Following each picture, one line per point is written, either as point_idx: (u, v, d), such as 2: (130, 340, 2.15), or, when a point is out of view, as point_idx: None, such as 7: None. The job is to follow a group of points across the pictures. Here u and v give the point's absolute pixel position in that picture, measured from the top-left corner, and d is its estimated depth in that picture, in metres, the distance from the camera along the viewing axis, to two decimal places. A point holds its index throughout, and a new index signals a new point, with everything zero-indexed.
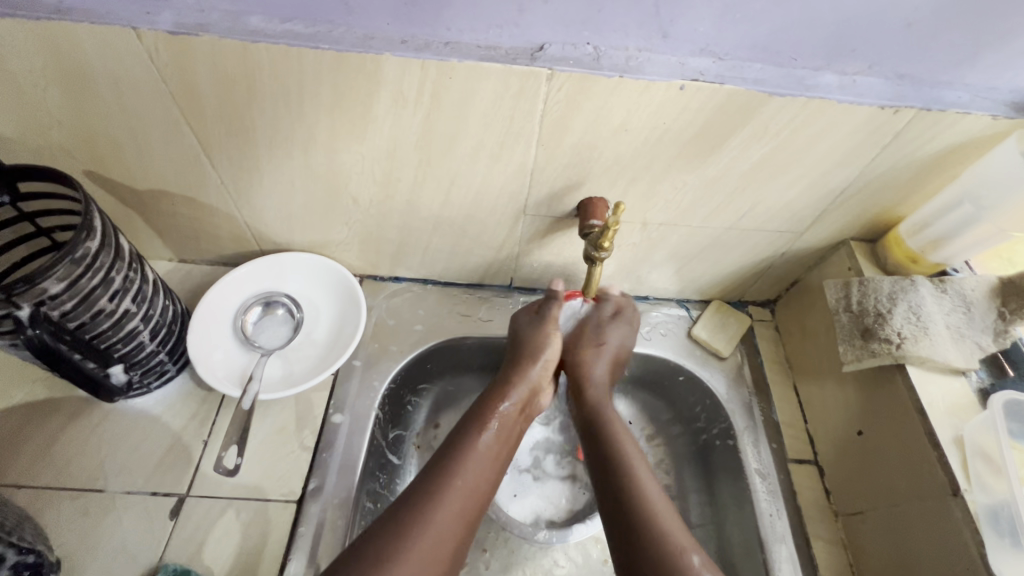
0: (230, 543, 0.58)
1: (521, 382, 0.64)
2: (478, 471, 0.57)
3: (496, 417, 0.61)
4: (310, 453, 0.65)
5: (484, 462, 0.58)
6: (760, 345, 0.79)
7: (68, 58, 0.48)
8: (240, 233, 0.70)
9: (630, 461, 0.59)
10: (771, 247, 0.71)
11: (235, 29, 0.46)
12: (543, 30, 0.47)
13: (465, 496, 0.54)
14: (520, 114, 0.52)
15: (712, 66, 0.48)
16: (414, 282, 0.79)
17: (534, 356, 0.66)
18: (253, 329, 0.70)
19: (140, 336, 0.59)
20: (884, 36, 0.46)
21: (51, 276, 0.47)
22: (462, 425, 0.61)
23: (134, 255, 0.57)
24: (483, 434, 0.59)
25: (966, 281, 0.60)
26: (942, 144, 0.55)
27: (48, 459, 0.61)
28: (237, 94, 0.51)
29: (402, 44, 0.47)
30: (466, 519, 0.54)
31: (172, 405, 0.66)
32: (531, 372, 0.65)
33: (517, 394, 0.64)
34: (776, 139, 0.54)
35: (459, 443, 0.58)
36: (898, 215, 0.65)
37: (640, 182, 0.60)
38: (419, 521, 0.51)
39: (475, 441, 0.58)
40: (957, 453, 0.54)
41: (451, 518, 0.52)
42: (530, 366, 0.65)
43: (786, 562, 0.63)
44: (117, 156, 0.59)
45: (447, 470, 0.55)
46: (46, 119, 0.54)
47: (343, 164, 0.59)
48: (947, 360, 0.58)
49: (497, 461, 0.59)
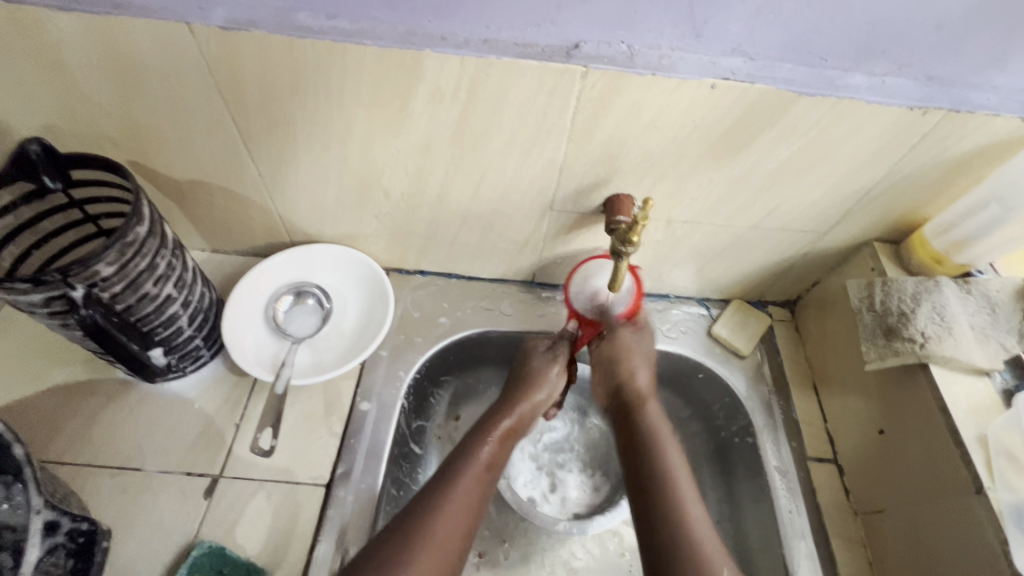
0: (262, 522, 0.60)
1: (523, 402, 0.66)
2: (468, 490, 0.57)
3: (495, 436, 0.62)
4: (337, 439, 0.66)
5: (480, 479, 0.58)
6: (780, 345, 0.80)
7: (123, 51, 0.50)
8: (273, 224, 0.72)
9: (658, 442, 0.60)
10: (794, 247, 0.71)
11: (283, 24, 0.48)
12: (579, 28, 0.48)
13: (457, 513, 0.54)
14: (553, 111, 0.53)
15: (743, 65, 0.49)
16: (438, 276, 0.81)
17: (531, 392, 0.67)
18: (284, 318, 0.72)
19: (180, 321, 0.61)
20: (914, 37, 0.47)
21: (104, 260, 0.49)
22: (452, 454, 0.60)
23: (177, 243, 0.59)
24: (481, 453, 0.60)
25: (991, 283, 0.61)
26: (970, 145, 0.55)
27: (88, 437, 0.63)
28: (280, 88, 0.53)
29: (441, 41, 0.49)
30: (465, 534, 0.54)
31: (205, 390, 0.68)
32: (534, 396, 0.67)
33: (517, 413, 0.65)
34: (804, 138, 0.55)
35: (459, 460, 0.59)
36: (922, 217, 0.65)
37: (667, 179, 0.61)
38: (418, 540, 0.51)
39: (474, 460, 0.59)
40: (980, 451, 0.55)
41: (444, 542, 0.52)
42: (531, 391, 0.67)
43: (805, 558, 0.64)
44: (161, 147, 0.61)
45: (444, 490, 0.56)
46: (96, 111, 0.56)
47: (378, 157, 0.60)
48: (971, 361, 0.58)
49: (490, 478, 0.60)
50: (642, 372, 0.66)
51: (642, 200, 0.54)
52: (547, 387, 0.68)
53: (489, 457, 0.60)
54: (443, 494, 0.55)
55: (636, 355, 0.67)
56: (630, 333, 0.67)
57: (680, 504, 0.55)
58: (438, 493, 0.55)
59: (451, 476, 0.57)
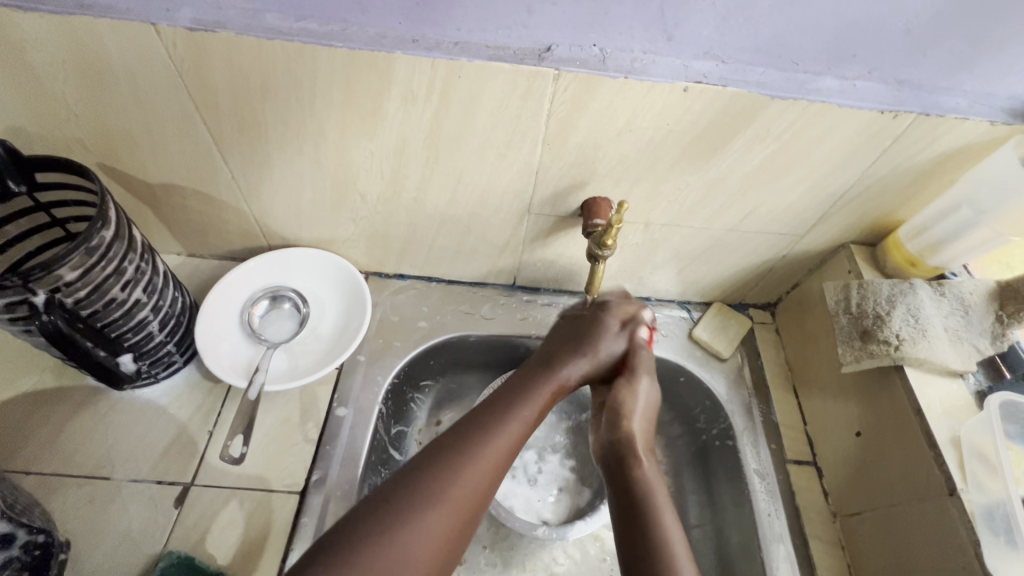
0: (234, 531, 0.59)
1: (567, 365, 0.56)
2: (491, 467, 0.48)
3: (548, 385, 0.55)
4: (313, 445, 0.65)
5: (503, 451, 0.49)
6: (760, 347, 0.80)
7: (88, 53, 0.50)
8: (250, 228, 0.71)
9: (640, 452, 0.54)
10: (772, 250, 0.71)
11: (252, 26, 0.47)
12: (550, 31, 0.48)
13: (481, 470, 0.47)
14: (527, 114, 0.53)
15: (715, 69, 0.50)
16: (418, 280, 0.80)
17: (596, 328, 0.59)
18: (259, 323, 0.71)
19: (150, 326, 0.60)
20: (883, 42, 0.48)
21: (67, 265, 0.48)
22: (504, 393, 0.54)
23: (146, 246, 0.58)
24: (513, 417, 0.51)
25: (965, 285, 0.61)
26: (941, 148, 0.56)
27: (56, 445, 0.62)
28: (251, 89, 0.52)
29: (413, 43, 0.48)
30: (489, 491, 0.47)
31: (178, 396, 0.67)
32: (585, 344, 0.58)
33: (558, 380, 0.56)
34: (777, 142, 0.55)
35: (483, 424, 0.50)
36: (896, 220, 0.66)
37: (643, 182, 0.61)
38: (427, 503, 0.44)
39: (501, 426, 0.50)
40: (953, 453, 0.55)
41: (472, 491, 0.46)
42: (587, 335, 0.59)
43: (783, 561, 0.63)
44: (131, 150, 0.60)
45: (461, 457, 0.47)
46: (63, 113, 0.55)
47: (352, 161, 0.60)
48: (945, 363, 0.58)
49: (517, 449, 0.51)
50: (637, 424, 0.56)
51: (618, 202, 0.54)
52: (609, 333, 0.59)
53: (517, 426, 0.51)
54: (460, 460, 0.47)
55: (634, 413, 0.56)
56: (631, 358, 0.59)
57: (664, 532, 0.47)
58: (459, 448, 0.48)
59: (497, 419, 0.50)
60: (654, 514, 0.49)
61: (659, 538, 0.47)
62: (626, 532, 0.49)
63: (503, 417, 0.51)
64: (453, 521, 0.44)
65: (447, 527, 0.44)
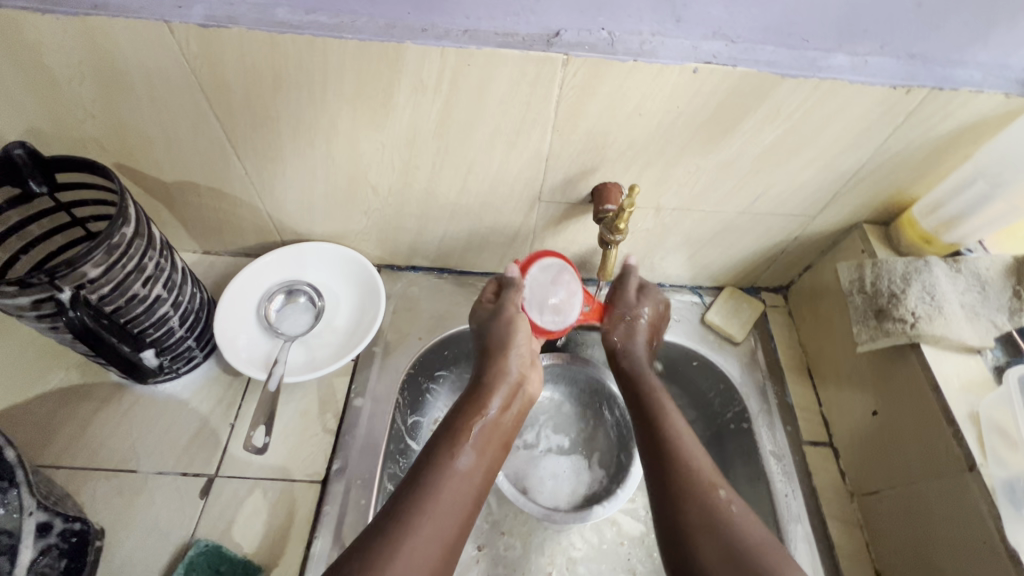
0: (259, 520, 0.60)
1: (497, 387, 0.64)
2: (457, 494, 0.55)
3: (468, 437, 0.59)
4: (333, 435, 0.66)
5: (461, 481, 0.56)
6: (773, 330, 0.80)
7: (103, 53, 0.50)
8: (263, 224, 0.72)
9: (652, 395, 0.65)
10: (783, 232, 0.71)
11: (263, 21, 0.48)
12: (558, 16, 0.48)
13: (433, 521, 0.52)
14: (537, 100, 0.53)
15: (724, 49, 0.50)
16: (430, 271, 0.81)
17: (506, 349, 0.66)
18: (276, 317, 0.72)
19: (170, 321, 0.61)
20: (895, 16, 0.47)
21: (90, 261, 0.49)
22: (435, 443, 0.59)
23: (164, 243, 0.59)
24: (462, 454, 0.58)
25: (981, 261, 0.61)
26: (955, 123, 0.55)
27: (83, 440, 0.63)
28: (263, 85, 0.53)
29: (422, 33, 0.49)
30: (448, 538, 0.52)
31: (199, 390, 0.68)
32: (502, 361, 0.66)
33: (495, 401, 0.63)
34: (788, 122, 0.55)
35: (436, 460, 0.57)
36: (911, 197, 0.65)
37: (653, 166, 0.61)
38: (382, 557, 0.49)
39: (449, 466, 0.57)
40: (972, 429, 0.54)
41: (425, 542, 0.51)
42: (500, 353, 0.66)
43: (802, 541, 0.64)
44: (147, 149, 0.61)
45: (425, 491, 0.54)
46: (81, 113, 0.56)
47: (363, 153, 0.60)
48: (962, 339, 0.58)
49: (485, 471, 0.59)
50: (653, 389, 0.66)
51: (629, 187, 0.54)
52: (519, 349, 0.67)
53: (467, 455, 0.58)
54: (423, 494, 0.54)
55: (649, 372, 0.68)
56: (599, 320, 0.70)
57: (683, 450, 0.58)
58: (404, 510, 0.52)
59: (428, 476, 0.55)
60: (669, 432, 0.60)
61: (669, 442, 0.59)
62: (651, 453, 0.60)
63: (438, 475, 0.56)
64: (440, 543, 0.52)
65: (437, 546, 0.51)
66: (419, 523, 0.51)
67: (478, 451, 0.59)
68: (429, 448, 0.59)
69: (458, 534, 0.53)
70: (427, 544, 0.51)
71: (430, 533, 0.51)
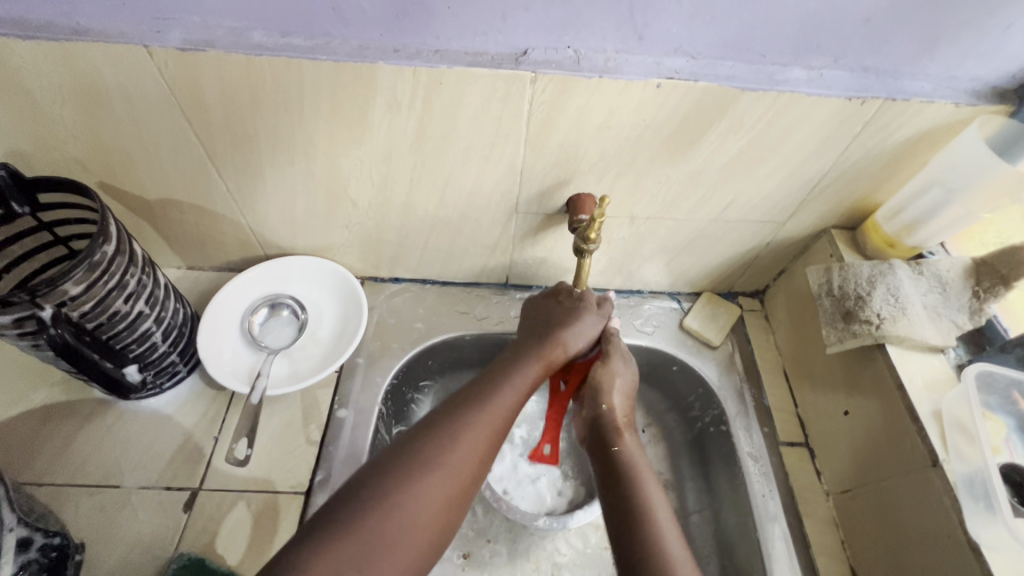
0: (242, 532, 0.60)
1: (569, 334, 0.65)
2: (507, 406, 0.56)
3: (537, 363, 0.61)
4: (316, 446, 0.67)
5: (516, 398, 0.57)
6: (750, 334, 0.81)
7: (84, 76, 0.52)
8: (246, 239, 0.73)
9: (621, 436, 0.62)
10: (755, 238, 0.73)
11: (240, 44, 0.50)
12: (525, 36, 0.50)
13: (489, 424, 0.54)
14: (508, 116, 0.55)
15: (686, 65, 0.52)
16: (413, 282, 0.82)
17: (577, 317, 0.66)
18: (259, 330, 0.73)
19: (153, 337, 0.62)
20: (845, 32, 0.50)
21: (71, 279, 0.50)
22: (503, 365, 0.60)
23: (147, 260, 0.60)
24: (523, 374, 0.59)
25: (942, 263, 0.63)
26: (910, 132, 0.57)
27: (67, 456, 0.64)
28: (241, 105, 0.54)
29: (394, 53, 0.50)
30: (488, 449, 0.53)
31: (183, 405, 0.69)
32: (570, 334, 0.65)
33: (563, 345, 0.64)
34: (751, 133, 0.57)
35: (491, 384, 0.57)
36: (874, 203, 0.68)
37: (625, 177, 0.63)
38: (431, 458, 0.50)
39: (513, 382, 0.58)
40: (934, 426, 0.57)
41: (474, 447, 0.52)
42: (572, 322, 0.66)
43: (779, 540, 0.65)
44: (130, 168, 0.62)
45: (486, 397, 0.56)
46: (62, 134, 0.57)
47: (342, 169, 0.62)
48: (925, 339, 0.60)
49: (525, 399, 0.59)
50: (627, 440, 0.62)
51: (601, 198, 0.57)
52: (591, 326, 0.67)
53: (529, 377, 0.60)
54: (488, 399, 0.55)
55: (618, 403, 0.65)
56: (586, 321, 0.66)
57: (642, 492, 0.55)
58: (461, 416, 0.53)
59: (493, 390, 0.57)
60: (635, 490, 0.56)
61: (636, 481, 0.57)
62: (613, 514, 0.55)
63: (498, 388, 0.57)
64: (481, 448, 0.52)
65: (475, 453, 0.52)
66: (472, 424, 0.53)
67: (530, 385, 0.60)
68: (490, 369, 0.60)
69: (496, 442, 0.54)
70: (474, 445, 0.52)
71: (476, 438, 0.52)
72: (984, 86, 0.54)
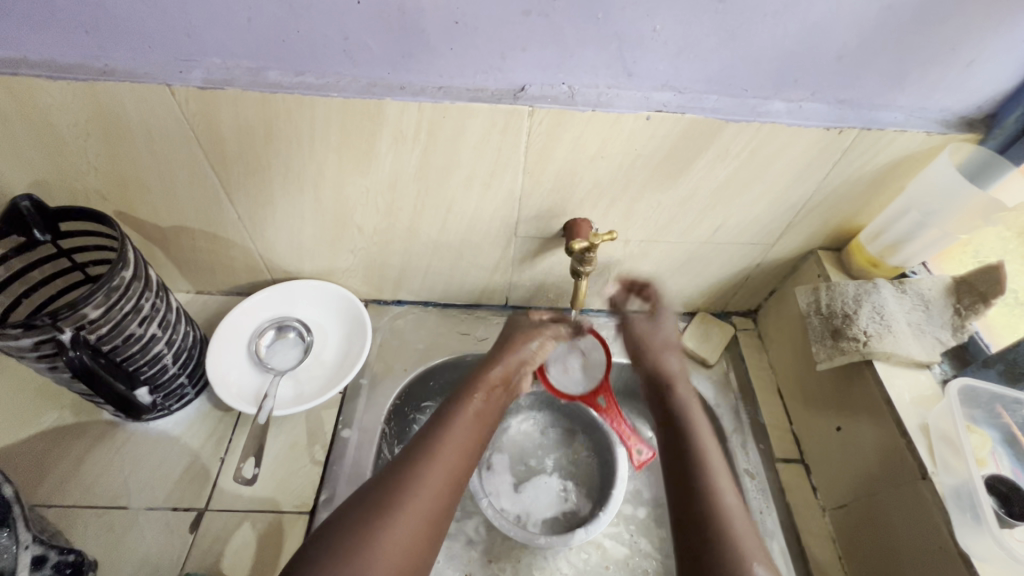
0: (247, 552, 0.61)
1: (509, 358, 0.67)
2: (460, 441, 0.57)
3: (481, 391, 0.63)
4: (320, 466, 0.68)
5: (469, 429, 0.59)
6: (744, 353, 0.83)
7: (109, 113, 0.55)
8: (254, 263, 0.76)
9: (699, 434, 0.62)
10: (745, 259, 0.76)
11: (256, 82, 0.53)
12: (522, 73, 0.54)
13: (439, 463, 0.54)
14: (507, 146, 0.58)
15: (673, 98, 0.55)
16: (415, 305, 0.85)
17: (527, 340, 0.69)
18: (266, 352, 0.75)
19: (164, 359, 0.64)
20: (821, 68, 0.53)
21: (90, 303, 0.52)
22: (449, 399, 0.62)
23: (161, 285, 0.63)
24: (468, 408, 0.61)
25: (924, 283, 0.65)
26: (887, 158, 0.61)
27: (75, 478, 0.65)
28: (256, 137, 0.58)
29: (401, 90, 0.54)
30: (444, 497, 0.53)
31: (190, 426, 0.70)
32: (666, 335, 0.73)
33: (498, 377, 0.65)
34: (737, 160, 0.60)
35: (439, 427, 0.58)
36: (858, 224, 0.71)
37: (619, 203, 0.66)
38: (398, 498, 0.50)
39: (464, 412, 0.60)
40: (923, 439, 0.58)
41: (432, 491, 0.52)
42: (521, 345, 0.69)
43: (778, 557, 0.66)
44: (145, 197, 0.65)
45: (437, 438, 0.57)
46: (84, 166, 0.61)
47: (349, 197, 0.65)
48: (911, 355, 0.62)
49: (473, 435, 0.59)
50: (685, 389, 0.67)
51: (579, 241, 0.63)
52: (674, 350, 0.72)
53: (466, 422, 0.59)
54: (439, 440, 0.56)
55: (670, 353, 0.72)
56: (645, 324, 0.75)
57: (718, 489, 0.56)
58: (417, 454, 0.55)
59: (445, 424, 0.58)
60: (709, 480, 0.57)
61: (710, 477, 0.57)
62: (681, 494, 0.57)
63: (446, 427, 0.58)
64: (428, 508, 0.51)
65: (434, 496, 0.52)
66: (427, 470, 0.53)
67: (475, 415, 0.61)
68: (436, 413, 0.60)
69: (457, 482, 0.54)
70: (432, 483, 0.52)
71: (432, 482, 0.52)
72: (952, 117, 0.58)
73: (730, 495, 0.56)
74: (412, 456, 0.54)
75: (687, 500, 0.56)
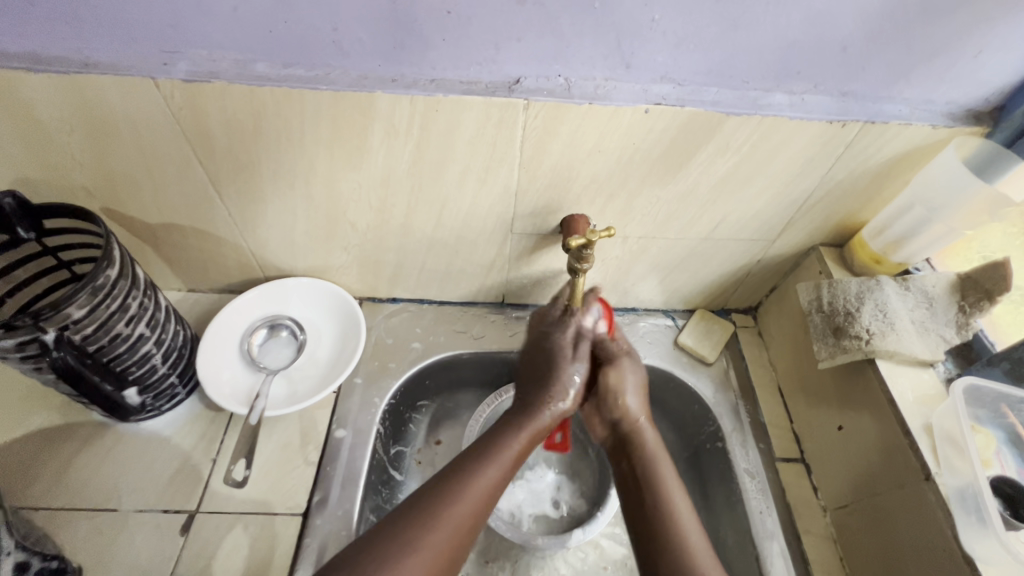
0: (239, 555, 0.60)
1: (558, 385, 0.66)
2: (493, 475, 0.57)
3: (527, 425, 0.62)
4: (314, 467, 0.67)
5: (505, 466, 0.58)
6: (744, 350, 0.82)
7: (92, 107, 0.54)
8: (246, 261, 0.75)
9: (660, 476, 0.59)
10: (746, 256, 0.75)
11: (243, 75, 0.52)
12: (517, 65, 0.52)
13: (475, 496, 0.54)
14: (502, 141, 0.57)
15: (672, 91, 0.54)
16: (411, 302, 0.83)
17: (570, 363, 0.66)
18: (259, 351, 0.74)
19: (153, 359, 0.62)
20: (825, 60, 0.52)
21: (74, 303, 0.51)
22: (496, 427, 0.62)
23: (148, 283, 0.61)
24: (507, 446, 0.60)
25: (928, 279, 0.64)
26: (891, 152, 0.59)
27: (64, 480, 0.64)
28: (244, 132, 0.56)
29: (392, 82, 0.53)
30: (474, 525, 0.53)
31: (182, 427, 0.69)
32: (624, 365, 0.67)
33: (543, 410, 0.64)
34: (738, 155, 0.59)
35: (476, 457, 0.58)
36: (860, 220, 0.69)
37: (617, 199, 0.64)
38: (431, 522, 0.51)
39: (503, 450, 0.59)
40: (926, 439, 0.57)
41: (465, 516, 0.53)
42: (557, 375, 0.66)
43: (778, 558, 0.65)
44: (132, 194, 0.64)
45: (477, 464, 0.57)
46: (69, 162, 0.59)
47: (342, 193, 0.63)
48: (914, 353, 0.61)
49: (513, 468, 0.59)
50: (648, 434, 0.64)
51: (576, 237, 0.61)
52: (635, 387, 0.66)
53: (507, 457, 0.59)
54: (475, 470, 0.56)
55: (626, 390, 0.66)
56: (624, 367, 0.67)
57: (680, 532, 0.54)
58: (456, 481, 0.55)
59: (487, 454, 0.58)
60: (670, 523, 0.55)
61: (670, 514, 0.56)
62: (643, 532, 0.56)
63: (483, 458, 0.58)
64: (463, 529, 0.52)
65: (465, 523, 0.53)
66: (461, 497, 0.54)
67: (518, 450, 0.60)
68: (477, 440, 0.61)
69: (483, 515, 0.54)
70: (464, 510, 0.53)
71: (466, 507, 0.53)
72: (958, 109, 0.57)
73: (699, 543, 0.54)
74: (451, 480, 0.55)
75: (651, 555, 0.54)
